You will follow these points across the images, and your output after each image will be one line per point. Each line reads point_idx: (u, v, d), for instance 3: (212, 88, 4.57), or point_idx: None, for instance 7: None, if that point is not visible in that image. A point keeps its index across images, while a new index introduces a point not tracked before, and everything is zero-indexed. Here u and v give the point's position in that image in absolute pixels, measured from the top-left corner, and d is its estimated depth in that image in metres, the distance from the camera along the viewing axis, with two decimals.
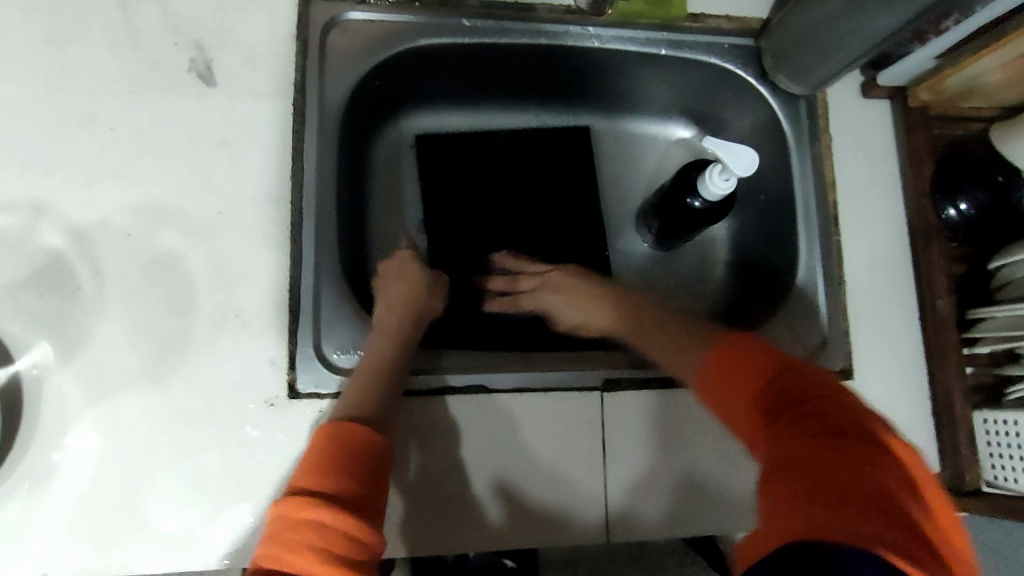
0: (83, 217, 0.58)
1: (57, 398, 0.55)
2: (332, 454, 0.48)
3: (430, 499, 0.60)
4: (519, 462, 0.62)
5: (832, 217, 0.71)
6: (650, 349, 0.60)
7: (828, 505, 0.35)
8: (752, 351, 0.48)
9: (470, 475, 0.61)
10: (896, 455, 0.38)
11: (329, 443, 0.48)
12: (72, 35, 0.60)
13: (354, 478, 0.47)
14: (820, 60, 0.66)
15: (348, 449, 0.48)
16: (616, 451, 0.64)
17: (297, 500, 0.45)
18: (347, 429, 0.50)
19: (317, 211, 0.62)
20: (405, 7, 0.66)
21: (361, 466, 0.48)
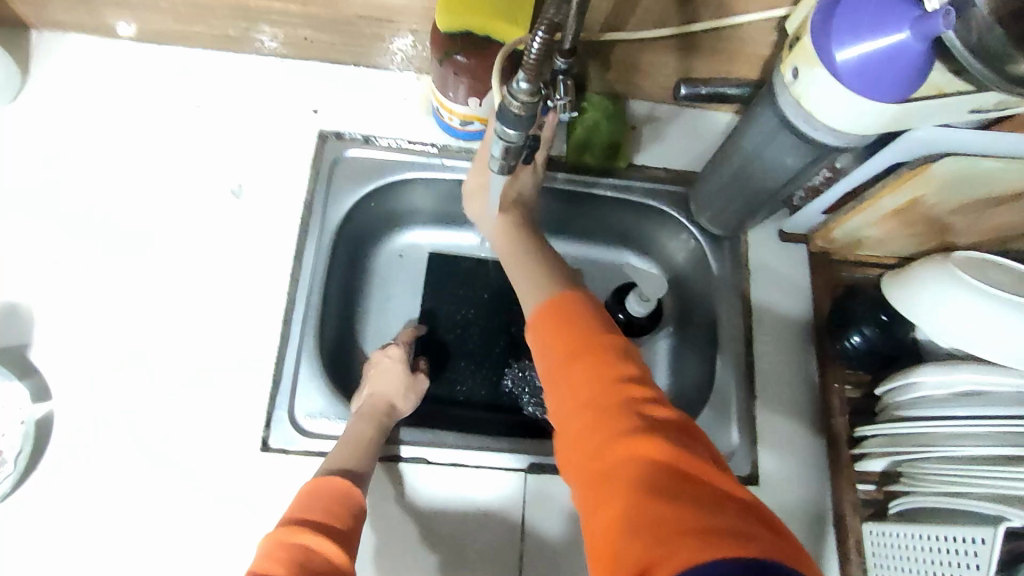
0: (131, 307, 0.74)
1: (79, 431, 0.69)
2: (328, 502, 0.59)
3: (388, 546, 0.70)
4: (487, 527, 0.72)
5: (747, 338, 0.82)
6: (524, 281, 0.68)
7: (656, 468, 0.43)
8: (570, 323, 0.54)
9: (446, 536, 0.72)
10: (688, 437, 0.46)
11: (330, 493, 0.60)
12: (143, 156, 0.79)
13: (342, 526, 0.58)
14: (731, 209, 0.80)
15: (344, 504, 0.60)
16: (553, 526, 0.73)
17: (295, 526, 0.56)
18: (314, 482, 0.62)
19: (308, 301, 0.77)
20: (400, 149, 0.84)
21: (349, 517, 0.59)
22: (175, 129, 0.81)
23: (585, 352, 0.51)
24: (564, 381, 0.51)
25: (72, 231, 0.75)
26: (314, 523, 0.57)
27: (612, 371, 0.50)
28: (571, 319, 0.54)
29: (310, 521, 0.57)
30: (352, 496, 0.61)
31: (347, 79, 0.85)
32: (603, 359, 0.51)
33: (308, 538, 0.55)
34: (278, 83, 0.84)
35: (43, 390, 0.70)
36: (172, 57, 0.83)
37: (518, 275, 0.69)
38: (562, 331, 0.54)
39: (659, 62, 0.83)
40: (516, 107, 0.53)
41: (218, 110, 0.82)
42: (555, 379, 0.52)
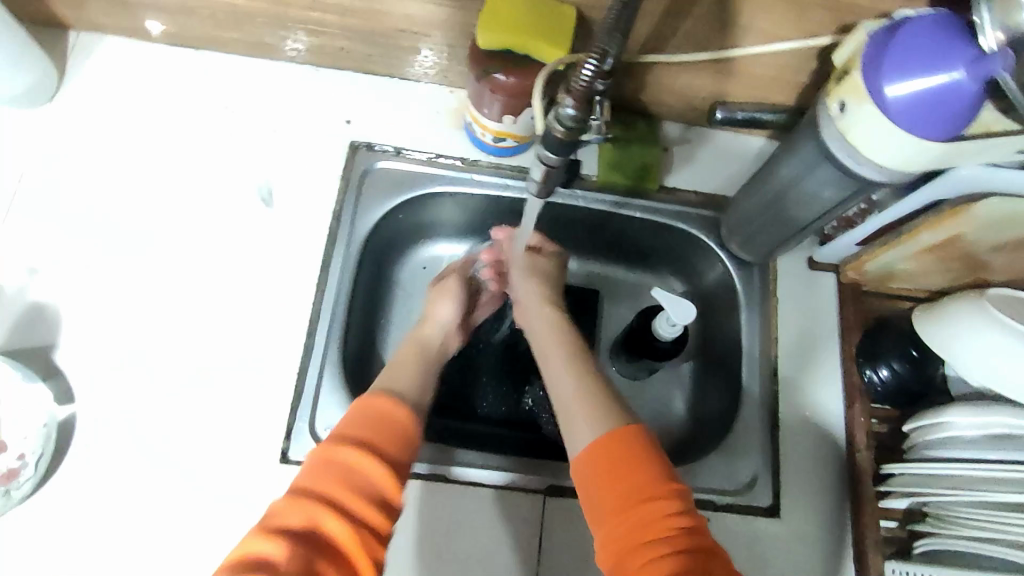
0: (155, 312, 0.74)
1: (99, 435, 0.69)
2: (370, 417, 0.58)
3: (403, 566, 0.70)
4: (504, 550, 0.72)
5: (773, 367, 0.81)
6: (555, 367, 0.67)
7: None
8: (624, 445, 0.54)
9: (462, 556, 0.71)
10: None
11: (372, 408, 0.59)
12: (175, 160, 0.79)
13: (388, 442, 0.57)
14: (763, 237, 0.79)
15: (390, 416, 0.59)
16: (570, 550, 0.72)
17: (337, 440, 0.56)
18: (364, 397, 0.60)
19: (332, 312, 0.76)
20: (430, 161, 0.83)
21: (397, 430, 0.58)
22: (207, 135, 0.81)
23: (641, 487, 0.51)
24: (614, 505, 0.52)
25: (100, 233, 0.75)
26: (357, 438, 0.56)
27: (663, 509, 0.50)
28: (633, 462, 0.53)
29: (352, 436, 0.56)
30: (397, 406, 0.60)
31: (380, 90, 0.84)
32: (655, 492, 0.51)
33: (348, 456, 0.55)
34: (311, 92, 0.83)
35: (65, 393, 0.70)
36: (207, 63, 0.83)
37: (550, 361, 0.68)
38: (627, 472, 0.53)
39: (694, 86, 0.82)
40: (559, 129, 0.52)
41: (250, 117, 0.82)
42: (608, 506, 0.52)
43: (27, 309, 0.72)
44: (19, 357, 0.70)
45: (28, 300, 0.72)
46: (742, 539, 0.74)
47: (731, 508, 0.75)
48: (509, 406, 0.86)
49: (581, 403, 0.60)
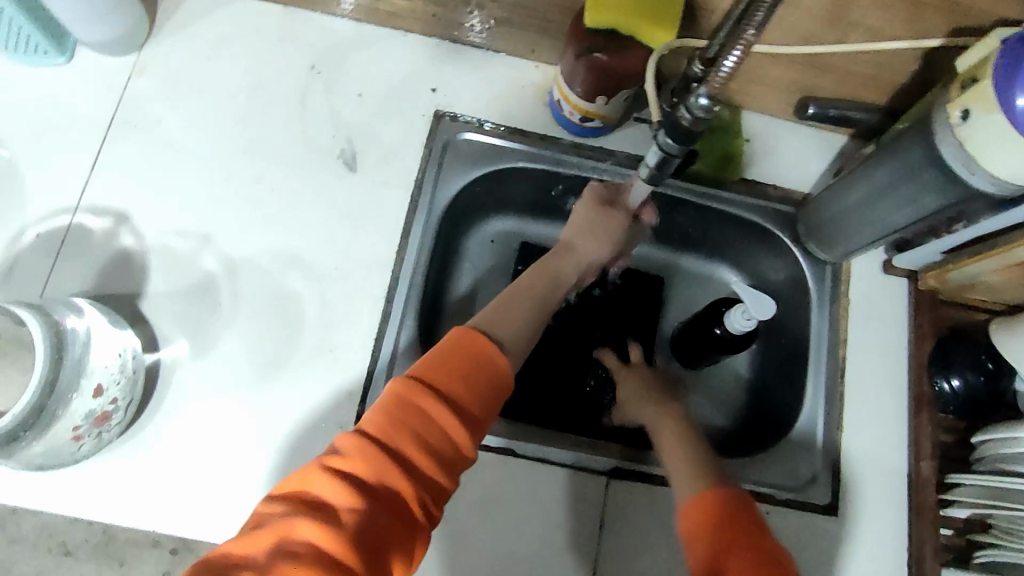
0: (238, 268, 0.75)
1: (182, 384, 0.71)
2: (460, 358, 0.57)
3: (468, 534, 0.71)
4: (568, 523, 0.73)
5: (841, 367, 0.81)
6: (659, 445, 0.68)
7: None
8: (731, 509, 0.55)
9: (526, 526, 0.72)
10: None
11: (463, 351, 0.58)
12: (261, 118, 0.80)
13: (466, 387, 0.56)
14: (843, 238, 0.78)
15: (477, 360, 0.57)
16: (631, 530, 0.73)
17: (413, 383, 0.55)
18: (462, 335, 0.59)
19: (411, 281, 0.77)
20: (511, 136, 0.83)
21: (481, 378, 0.57)
22: (293, 95, 0.81)
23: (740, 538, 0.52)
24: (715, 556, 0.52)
25: (189, 186, 0.77)
26: (434, 384, 0.55)
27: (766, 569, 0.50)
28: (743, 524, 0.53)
29: (434, 383, 0.56)
30: (489, 351, 0.58)
31: (467, 60, 0.84)
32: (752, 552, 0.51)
33: (424, 405, 0.54)
34: (398, 58, 0.83)
35: (151, 341, 0.71)
36: (297, 21, 0.83)
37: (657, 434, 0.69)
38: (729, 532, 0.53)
39: (788, 78, 0.81)
40: (688, 118, 0.53)
41: (336, 80, 0.82)
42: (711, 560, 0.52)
43: (116, 256, 0.74)
44: (109, 302, 0.72)
45: (117, 247, 0.74)
46: (801, 535, 0.75)
47: (789, 504, 0.76)
48: (568, 386, 0.87)
49: (683, 470, 0.62)
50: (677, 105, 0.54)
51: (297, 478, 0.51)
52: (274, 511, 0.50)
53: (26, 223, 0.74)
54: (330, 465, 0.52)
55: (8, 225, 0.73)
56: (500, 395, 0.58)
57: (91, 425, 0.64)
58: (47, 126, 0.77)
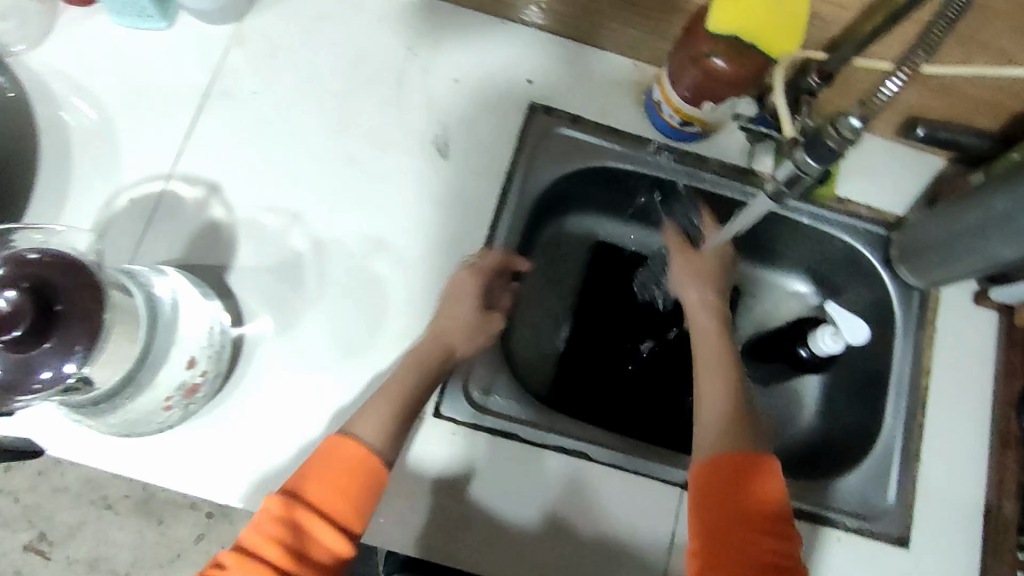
0: (325, 248, 0.74)
1: (266, 361, 0.71)
2: (331, 466, 0.58)
3: (538, 535, 0.70)
4: (641, 531, 0.71)
5: (922, 398, 0.79)
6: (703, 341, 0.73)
7: None
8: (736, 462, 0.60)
9: (600, 530, 0.71)
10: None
11: (341, 455, 0.59)
12: (355, 97, 0.79)
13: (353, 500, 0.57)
14: (939, 265, 0.76)
15: (362, 471, 0.59)
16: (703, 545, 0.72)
17: (285, 498, 0.56)
18: (340, 442, 0.60)
19: (494, 275, 0.76)
20: (604, 135, 0.81)
21: (356, 483, 0.58)
22: (389, 76, 0.80)
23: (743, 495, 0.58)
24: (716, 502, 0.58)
25: (278, 162, 0.76)
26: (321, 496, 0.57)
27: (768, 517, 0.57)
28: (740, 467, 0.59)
29: (307, 495, 0.57)
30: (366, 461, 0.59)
31: (563, 54, 0.82)
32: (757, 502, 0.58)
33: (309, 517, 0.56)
34: (493, 46, 0.82)
35: (236, 314, 0.71)
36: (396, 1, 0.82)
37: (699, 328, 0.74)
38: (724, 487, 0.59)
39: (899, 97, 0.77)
40: (834, 142, 0.52)
41: (433, 64, 0.80)
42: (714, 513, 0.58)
43: (205, 227, 0.73)
44: (197, 272, 0.72)
45: (207, 218, 0.74)
46: (870, 565, 0.73)
47: (862, 532, 0.74)
48: (634, 391, 0.87)
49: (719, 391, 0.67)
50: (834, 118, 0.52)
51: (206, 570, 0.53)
52: None
53: (118, 186, 0.74)
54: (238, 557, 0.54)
55: (101, 188, 0.74)
56: (377, 492, 0.59)
57: (182, 396, 0.64)
58: (144, 91, 0.77)
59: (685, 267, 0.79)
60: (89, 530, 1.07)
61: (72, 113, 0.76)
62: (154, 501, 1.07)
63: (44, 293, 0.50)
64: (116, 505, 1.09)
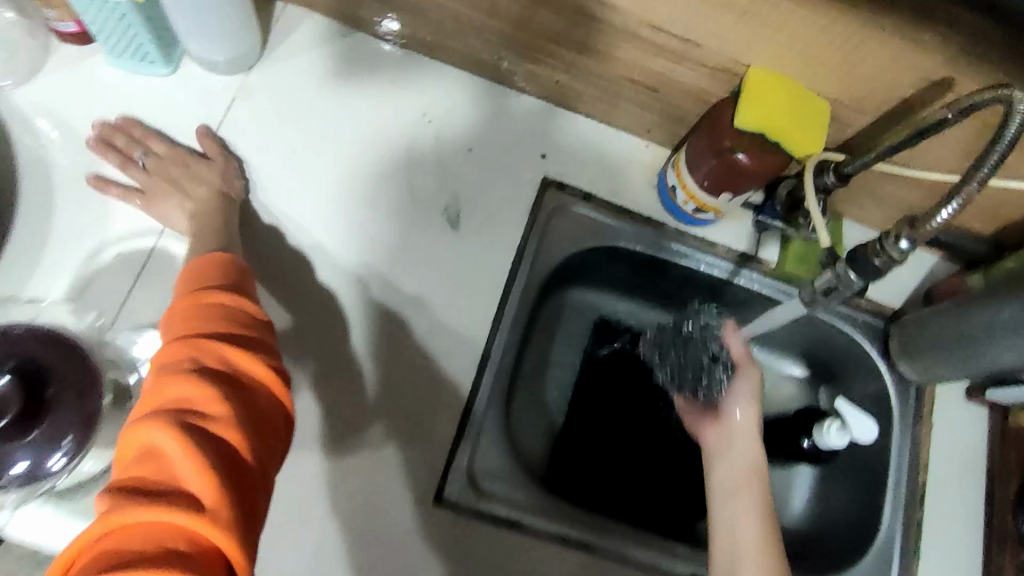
0: (328, 317, 0.71)
1: None
2: (200, 314, 0.53)
3: None
4: None
5: (920, 493, 0.79)
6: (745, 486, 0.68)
7: None
8: None
9: None
10: None
11: (206, 300, 0.54)
12: (364, 159, 0.76)
13: (227, 321, 0.53)
14: (942, 365, 0.77)
15: (206, 302, 0.54)
16: None
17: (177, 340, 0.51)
18: (201, 295, 0.55)
19: (502, 354, 0.73)
20: (615, 215, 0.80)
21: (231, 325, 0.54)
22: (400, 140, 0.77)
23: None
24: None
25: (281, 224, 0.72)
26: (190, 362, 0.50)
27: None
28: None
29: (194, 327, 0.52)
30: (210, 297, 0.54)
31: (579, 130, 0.81)
32: None
33: (180, 392, 0.48)
34: (508, 117, 0.80)
35: None
36: (412, 63, 0.80)
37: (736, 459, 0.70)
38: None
39: (903, 200, 0.78)
40: (880, 260, 0.54)
41: (446, 130, 0.78)
42: None
43: None
44: None
45: None
46: None
47: None
48: (634, 476, 0.83)
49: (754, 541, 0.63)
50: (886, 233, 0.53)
51: (85, 529, 0.42)
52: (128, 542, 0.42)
53: (106, 240, 0.69)
54: (146, 488, 0.44)
55: (87, 241, 0.68)
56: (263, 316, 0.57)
57: None
58: (140, 139, 0.72)
59: (747, 387, 0.73)
60: None
61: (60, 157, 0.71)
62: None
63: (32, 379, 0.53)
64: None
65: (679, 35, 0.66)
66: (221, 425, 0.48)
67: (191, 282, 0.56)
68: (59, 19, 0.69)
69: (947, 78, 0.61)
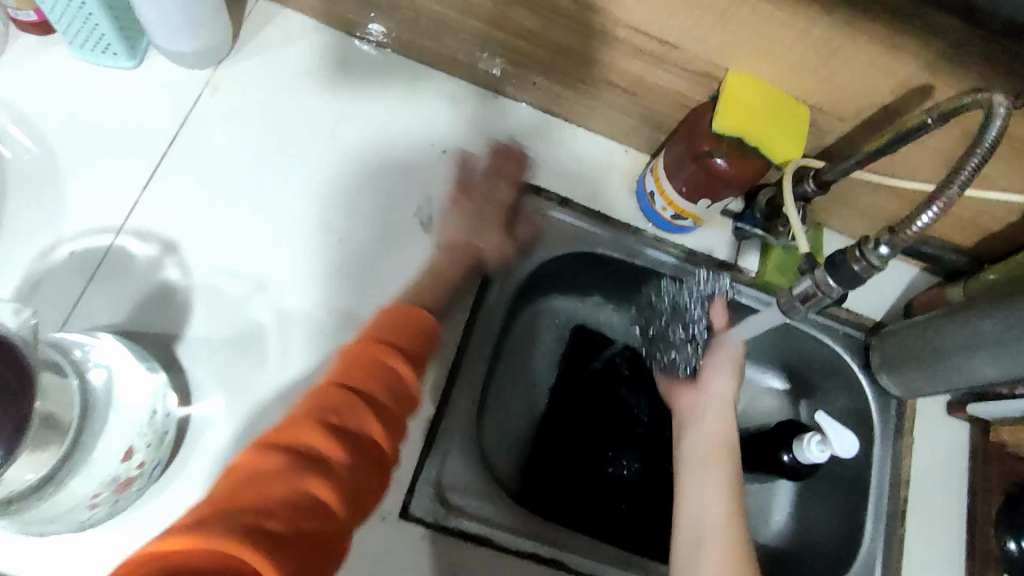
0: (292, 320, 0.67)
1: (210, 445, 0.62)
2: (391, 323, 0.59)
3: None
4: None
5: (901, 509, 0.77)
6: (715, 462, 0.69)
7: None
8: None
9: None
10: None
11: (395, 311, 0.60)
12: (335, 158, 0.73)
13: (399, 383, 0.57)
14: (923, 378, 0.75)
15: (396, 311, 0.60)
16: None
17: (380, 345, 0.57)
18: (410, 312, 0.60)
19: (473, 361, 0.71)
20: (593, 221, 0.78)
21: (414, 341, 0.59)
22: (373, 140, 0.75)
23: None
24: None
25: (248, 225, 0.70)
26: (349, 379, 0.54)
27: None
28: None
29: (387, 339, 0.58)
30: (388, 360, 0.56)
31: (557, 134, 0.80)
32: None
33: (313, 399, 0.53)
34: (487, 119, 0.78)
35: (182, 392, 0.63)
36: (388, 63, 0.77)
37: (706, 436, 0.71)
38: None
39: (884, 211, 0.77)
40: (860, 266, 0.52)
41: (422, 131, 0.76)
42: None
43: (158, 289, 0.66)
44: (142, 341, 0.64)
45: (161, 280, 0.66)
46: None
47: None
48: (609, 490, 0.80)
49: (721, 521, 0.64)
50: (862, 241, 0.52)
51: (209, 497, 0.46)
52: (187, 527, 0.43)
53: (60, 237, 0.66)
54: (258, 525, 0.44)
55: (40, 237, 0.65)
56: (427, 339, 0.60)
57: (111, 492, 0.55)
58: (102, 133, 0.70)
59: (726, 360, 0.74)
60: None
61: (15, 151, 0.67)
62: None
63: None
64: None
65: (657, 37, 0.64)
66: (352, 444, 0.52)
67: (380, 333, 0.58)
68: (18, 8, 0.66)
69: (927, 84, 0.59)
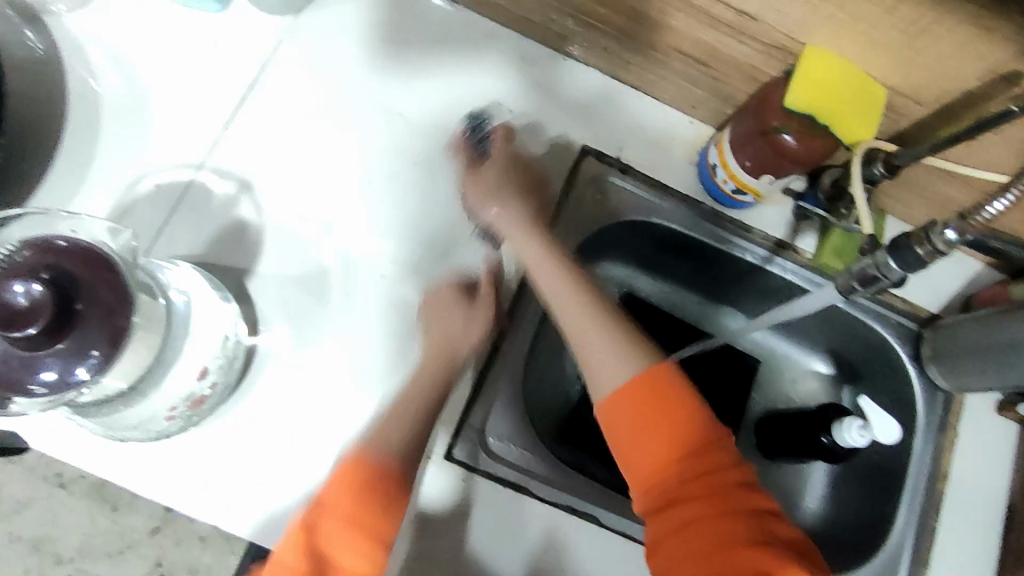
0: (355, 266, 0.71)
1: (274, 375, 0.67)
2: (360, 468, 0.58)
3: None
4: None
5: (936, 503, 0.77)
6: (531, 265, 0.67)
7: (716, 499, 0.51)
8: (663, 398, 0.55)
9: None
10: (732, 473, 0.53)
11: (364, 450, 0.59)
12: (406, 111, 0.75)
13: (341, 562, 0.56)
14: (975, 372, 0.74)
15: (367, 455, 0.59)
16: None
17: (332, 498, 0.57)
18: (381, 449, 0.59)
19: (524, 319, 0.73)
20: (653, 191, 0.79)
21: (378, 499, 0.58)
22: (443, 96, 0.76)
23: (671, 419, 0.54)
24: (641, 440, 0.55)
25: (318, 171, 0.73)
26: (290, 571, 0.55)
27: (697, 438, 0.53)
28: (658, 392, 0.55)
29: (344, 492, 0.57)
30: (331, 538, 0.56)
31: (622, 101, 0.80)
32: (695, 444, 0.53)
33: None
34: (555, 82, 0.79)
35: (252, 324, 0.67)
36: (461, 21, 0.78)
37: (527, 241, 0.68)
38: (662, 412, 0.54)
39: (953, 200, 0.75)
40: (923, 250, 0.51)
41: (490, 89, 0.77)
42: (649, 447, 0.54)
43: (232, 226, 0.69)
44: (217, 273, 0.68)
45: (235, 217, 0.70)
46: None
47: None
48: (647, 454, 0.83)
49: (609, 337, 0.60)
50: (925, 229, 0.51)
51: None
52: None
53: (144, 171, 0.70)
54: None
55: (128, 169, 0.70)
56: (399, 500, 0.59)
57: (188, 406, 0.61)
58: (188, 73, 0.73)
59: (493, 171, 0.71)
60: (37, 508, 1.06)
61: (108, 85, 0.71)
62: (107, 501, 1.07)
63: (65, 287, 0.48)
64: (71, 483, 1.07)
65: (735, 7, 0.64)
66: None
67: (336, 491, 0.57)
68: None
69: (1017, 70, 0.58)
